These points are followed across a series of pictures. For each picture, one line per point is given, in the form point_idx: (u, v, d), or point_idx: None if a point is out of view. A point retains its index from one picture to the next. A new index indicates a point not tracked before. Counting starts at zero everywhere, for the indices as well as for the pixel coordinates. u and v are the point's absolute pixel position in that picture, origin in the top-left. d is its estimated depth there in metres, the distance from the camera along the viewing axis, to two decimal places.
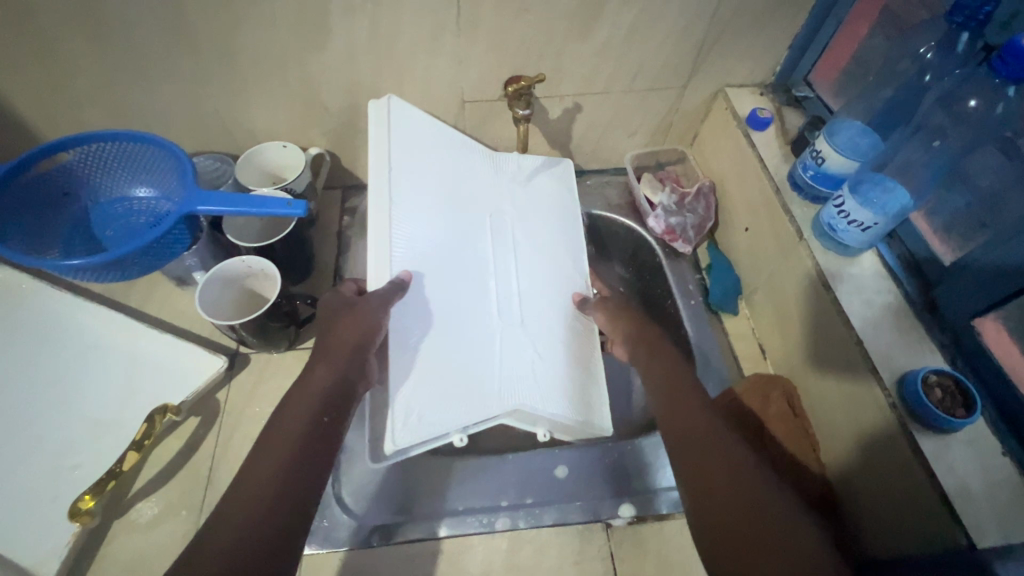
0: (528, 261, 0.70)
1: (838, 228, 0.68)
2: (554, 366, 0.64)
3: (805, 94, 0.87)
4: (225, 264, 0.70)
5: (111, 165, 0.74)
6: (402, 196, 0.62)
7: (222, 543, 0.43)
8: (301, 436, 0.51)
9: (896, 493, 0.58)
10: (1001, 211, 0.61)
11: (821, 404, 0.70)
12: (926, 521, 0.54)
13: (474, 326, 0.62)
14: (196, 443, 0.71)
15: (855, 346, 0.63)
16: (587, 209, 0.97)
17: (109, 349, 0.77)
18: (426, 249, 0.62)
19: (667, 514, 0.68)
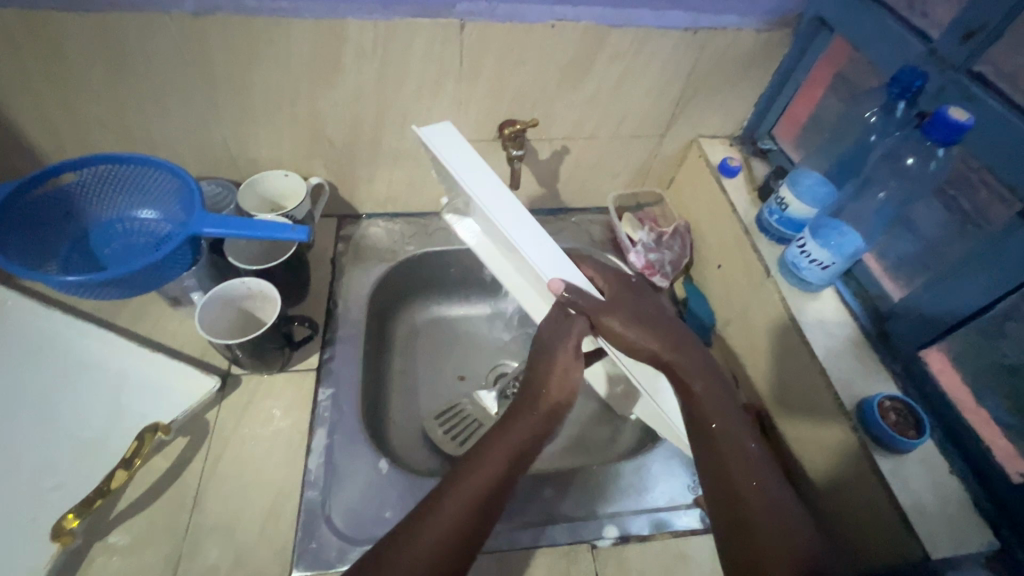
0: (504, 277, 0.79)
1: (801, 266, 0.74)
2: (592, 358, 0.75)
3: (769, 147, 0.95)
4: (226, 285, 0.73)
5: (117, 186, 0.76)
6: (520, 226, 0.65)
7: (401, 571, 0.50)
8: (486, 494, 0.56)
9: (860, 512, 0.63)
10: (941, 254, 0.69)
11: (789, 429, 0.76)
12: (890, 536, 0.59)
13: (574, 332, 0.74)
14: (183, 463, 0.71)
15: (818, 373, 0.69)
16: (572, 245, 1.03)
17: (98, 367, 0.77)
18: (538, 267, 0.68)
19: (649, 535, 0.71)
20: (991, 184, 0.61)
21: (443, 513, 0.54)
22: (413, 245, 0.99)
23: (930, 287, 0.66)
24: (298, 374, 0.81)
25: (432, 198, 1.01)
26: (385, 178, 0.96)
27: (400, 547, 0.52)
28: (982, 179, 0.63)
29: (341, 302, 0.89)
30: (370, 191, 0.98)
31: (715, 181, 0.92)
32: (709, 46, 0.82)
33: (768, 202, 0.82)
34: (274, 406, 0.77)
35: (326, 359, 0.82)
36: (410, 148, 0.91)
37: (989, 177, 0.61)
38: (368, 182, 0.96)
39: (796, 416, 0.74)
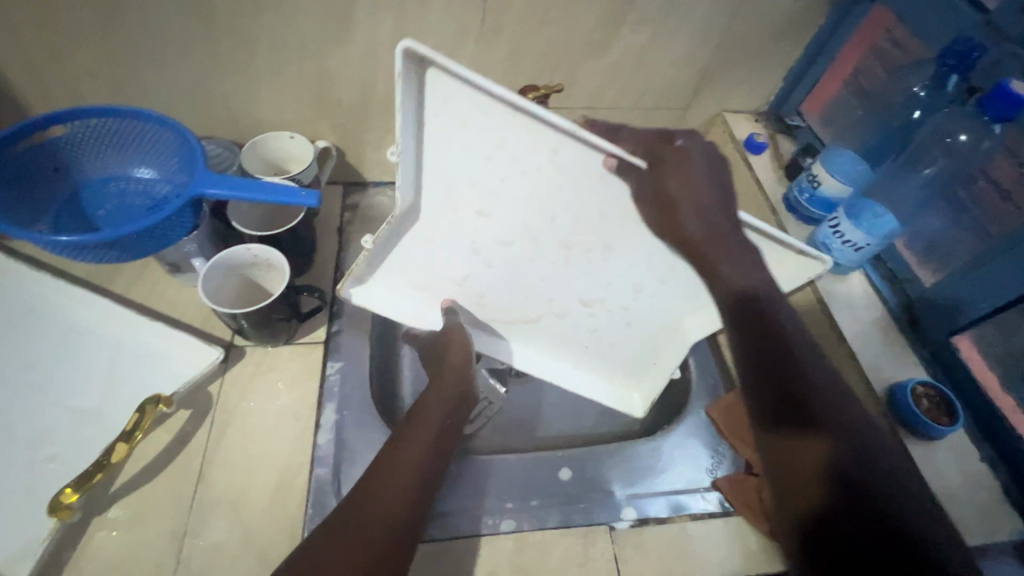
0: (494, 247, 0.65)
1: (832, 247, 0.72)
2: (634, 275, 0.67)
3: (797, 123, 0.92)
4: (230, 252, 0.68)
5: (110, 141, 0.71)
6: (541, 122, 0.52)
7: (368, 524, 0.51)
8: (428, 455, 0.58)
9: None
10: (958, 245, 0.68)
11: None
12: None
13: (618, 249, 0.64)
14: (186, 437, 0.68)
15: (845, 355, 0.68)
16: None
17: (93, 336, 0.73)
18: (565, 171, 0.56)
19: (667, 517, 0.69)
20: (1006, 172, 0.64)
21: (389, 481, 0.55)
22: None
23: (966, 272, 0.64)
24: (304, 347, 0.77)
25: None
26: (396, 144, 0.91)
27: (364, 507, 0.52)
28: (996, 164, 0.65)
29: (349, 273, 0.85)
30: (378, 157, 0.93)
31: (740, 157, 0.89)
32: (743, 12, 0.78)
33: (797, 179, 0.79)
34: (281, 380, 0.74)
35: (334, 332, 0.78)
36: None
37: (1001, 163, 0.64)
38: (377, 147, 0.91)
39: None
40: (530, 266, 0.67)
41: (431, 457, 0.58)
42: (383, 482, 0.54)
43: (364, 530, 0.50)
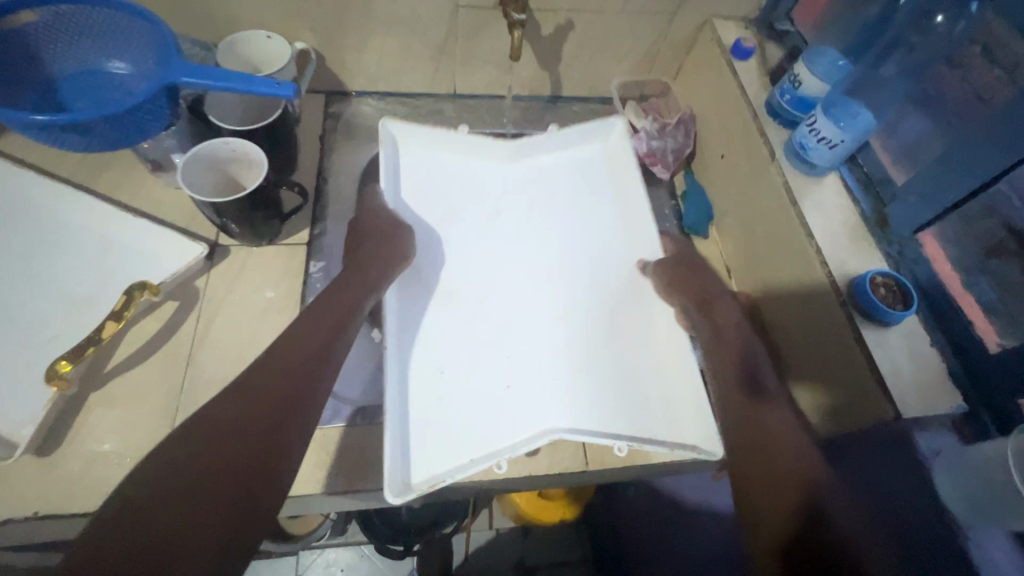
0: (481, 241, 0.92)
1: (808, 146, 0.72)
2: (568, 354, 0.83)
3: (786, 30, 0.90)
4: (208, 144, 0.69)
5: (84, 31, 0.70)
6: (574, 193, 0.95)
7: (220, 423, 0.49)
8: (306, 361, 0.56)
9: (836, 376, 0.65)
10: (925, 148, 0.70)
11: (774, 309, 0.76)
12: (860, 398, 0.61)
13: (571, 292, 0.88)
14: (175, 325, 0.71)
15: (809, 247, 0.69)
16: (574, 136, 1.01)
17: (79, 231, 0.74)
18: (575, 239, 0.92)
19: (633, 406, 0.73)
20: (985, 76, 0.64)
21: (259, 397, 0.52)
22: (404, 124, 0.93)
23: (934, 167, 0.65)
24: (287, 247, 0.79)
25: (426, 77, 0.96)
26: (377, 48, 0.89)
27: (229, 407, 0.50)
28: (966, 57, 0.66)
29: (329, 179, 0.87)
30: (359, 63, 0.91)
31: (726, 64, 0.87)
32: None
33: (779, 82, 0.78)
34: (265, 277, 0.76)
35: (316, 234, 0.81)
36: (402, 12, 0.84)
37: (984, 69, 0.64)
38: (357, 52, 0.89)
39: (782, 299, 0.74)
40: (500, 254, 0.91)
41: (301, 366, 0.56)
42: (253, 392, 0.52)
43: (229, 432, 0.48)
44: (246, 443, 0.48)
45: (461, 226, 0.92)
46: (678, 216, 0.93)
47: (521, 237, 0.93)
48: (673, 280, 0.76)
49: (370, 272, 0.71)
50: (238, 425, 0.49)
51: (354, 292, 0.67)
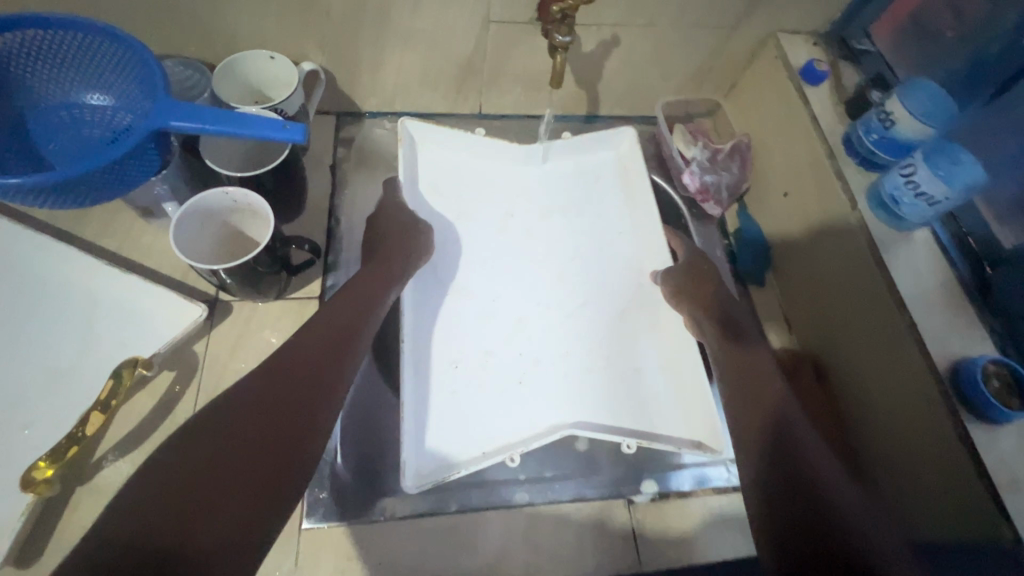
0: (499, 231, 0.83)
1: (902, 201, 0.62)
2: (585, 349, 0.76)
3: (865, 48, 0.78)
4: (205, 195, 0.59)
5: (57, 59, 0.59)
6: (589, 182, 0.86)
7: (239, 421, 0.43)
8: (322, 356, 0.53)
9: (932, 462, 0.58)
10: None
11: (832, 345, 0.71)
12: (963, 496, 0.55)
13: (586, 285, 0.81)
14: (172, 402, 0.62)
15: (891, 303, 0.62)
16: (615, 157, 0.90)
17: (60, 289, 0.65)
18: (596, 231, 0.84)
19: (689, 491, 0.67)
20: None
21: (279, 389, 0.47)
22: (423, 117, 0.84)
23: None
24: (297, 303, 0.70)
25: (449, 96, 0.85)
26: (395, 68, 0.78)
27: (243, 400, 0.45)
28: None
29: (344, 219, 0.78)
30: (375, 83, 0.80)
31: (794, 89, 0.76)
32: None
33: (864, 118, 0.68)
34: (273, 340, 0.67)
35: (329, 286, 0.72)
36: (425, 28, 0.73)
37: None
38: (373, 72, 0.78)
39: (842, 335, 0.70)
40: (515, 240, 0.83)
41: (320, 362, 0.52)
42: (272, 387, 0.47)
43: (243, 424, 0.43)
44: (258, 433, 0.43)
45: (483, 223, 0.83)
46: (732, 259, 0.83)
47: (533, 229, 0.84)
48: (684, 287, 0.71)
49: (392, 265, 0.67)
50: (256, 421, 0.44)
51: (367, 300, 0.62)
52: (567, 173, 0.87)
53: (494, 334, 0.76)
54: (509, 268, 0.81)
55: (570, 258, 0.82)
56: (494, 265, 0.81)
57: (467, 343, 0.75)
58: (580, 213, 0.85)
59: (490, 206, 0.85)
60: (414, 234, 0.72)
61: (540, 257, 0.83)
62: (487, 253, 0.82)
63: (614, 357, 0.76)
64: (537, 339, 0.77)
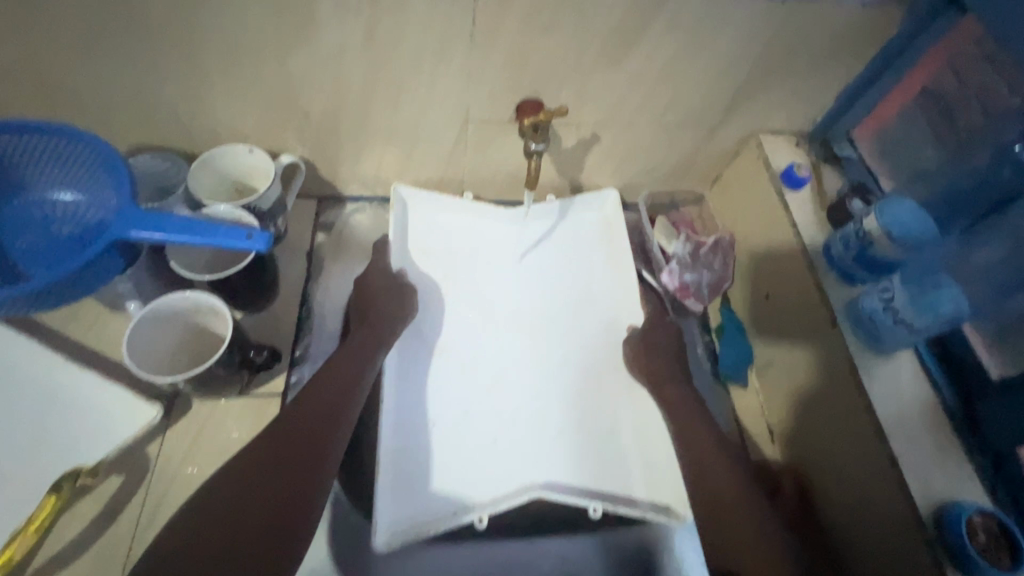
0: (491, 288, 0.83)
1: (881, 326, 0.61)
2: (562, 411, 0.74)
3: (846, 153, 0.78)
4: (166, 300, 0.59)
5: (32, 160, 0.61)
6: (566, 241, 0.87)
7: (227, 493, 0.49)
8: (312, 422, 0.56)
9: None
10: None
11: (812, 441, 0.68)
12: None
13: (564, 343, 0.79)
14: (117, 509, 0.60)
15: (872, 429, 0.60)
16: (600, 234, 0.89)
17: (17, 383, 0.64)
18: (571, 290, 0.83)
19: None
20: None
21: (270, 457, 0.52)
22: (416, 187, 0.84)
23: None
24: (259, 400, 0.68)
25: (430, 183, 0.85)
26: (375, 159, 0.79)
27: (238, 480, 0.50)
28: None
29: (316, 308, 0.76)
30: (356, 172, 0.81)
31: (776, 192, 0.75)
32: (796, 20, 0.63)
33: (842, 232, 0.67)
34: (230, 440, 0.65)
35: (292, 383, 0.70)
36: (405, 125, 0.73)
37: None
38: (355, 162, 0.79)
39: (822, 416, 0.67)
40: (499, 302, 0.82)
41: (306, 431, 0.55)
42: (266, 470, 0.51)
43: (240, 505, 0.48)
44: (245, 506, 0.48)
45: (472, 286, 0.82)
46: (714, 358, 0.80)
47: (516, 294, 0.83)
48: (649, 345, 0.73)
49: (380, 328, 0.69)
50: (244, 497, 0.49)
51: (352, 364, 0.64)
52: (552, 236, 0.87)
53: (471, 391, 0.74)
54: (488, 326, 0.80)
55: (549, 319, 0.81)
56: (475, 327, 0.79)
57: (443, 400, 0.72)
58: (560, 279, 0.85)
59: (476, 269, 0.84)
60: (399, 296, 0.74)
61: (519, 315, 0.82)
62: (471, 313, 0.80)
63: (587, 420, 0.73)
64: (511, 397, 0.75)
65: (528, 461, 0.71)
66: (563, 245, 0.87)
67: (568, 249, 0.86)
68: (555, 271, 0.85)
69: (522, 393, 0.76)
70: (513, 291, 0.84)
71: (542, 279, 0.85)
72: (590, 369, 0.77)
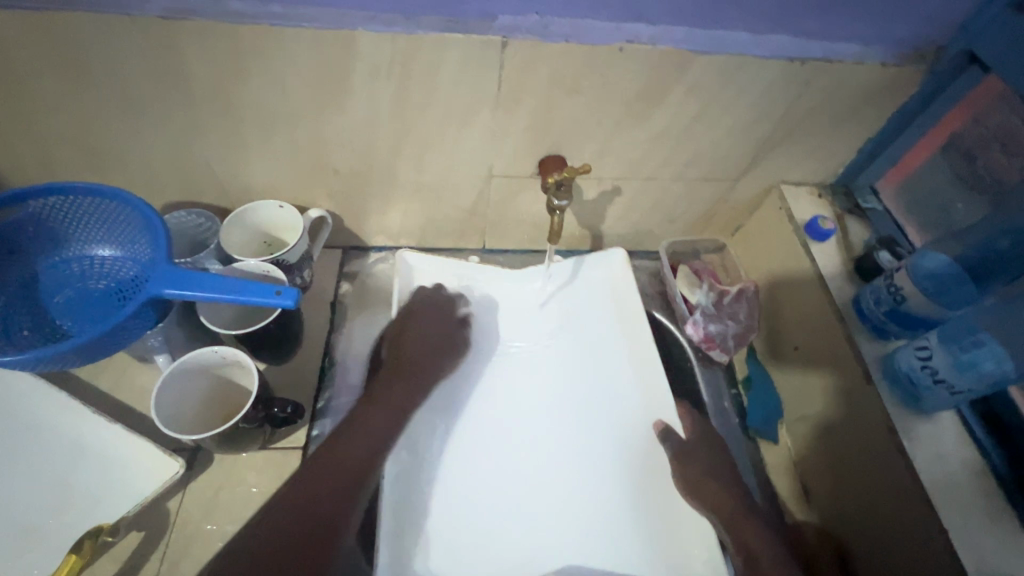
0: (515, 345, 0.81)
1: (920, 386, 0.59)
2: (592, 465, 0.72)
3: (871, 205, 0.78)
4: (195, 354, 0.60)
5: (72, 218, 0.63)
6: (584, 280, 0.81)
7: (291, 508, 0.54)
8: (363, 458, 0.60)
9: None
10: None
11: (845, 498, 0.66)
12: None
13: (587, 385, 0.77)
14: (136, 568, 0.60)
15: (920, 502, 0.56)
16: (608, 265, 0.80)
17: (44, 437, 0.65)
18: (591, 334, 0.79)
19: None
20: None
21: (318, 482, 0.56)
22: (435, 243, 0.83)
23: None
24: (279, 455, 0.67)
25: (453, 234, 0.86)
26: (400, 212, 0.80)
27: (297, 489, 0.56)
28: None
29: (339, 358, 0.77)
30: (380, 223, 0.82)
31: (800, 243, 0.75)
32: (816, 80, 0.64)
33: (873, 286, 0.66)
34: (249, 496, 0.65)
35: (314, 436, 0.69)
36: (431, 180, 0.75)
37: None
38: (380, 215, 0.81)
39: (852, 471, 0.65)
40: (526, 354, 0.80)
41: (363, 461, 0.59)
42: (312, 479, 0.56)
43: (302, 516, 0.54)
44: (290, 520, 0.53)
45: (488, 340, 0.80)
46: (741, 411, 0.78)
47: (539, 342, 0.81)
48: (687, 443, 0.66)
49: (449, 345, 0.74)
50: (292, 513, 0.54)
51: (373, 436, 0.62)
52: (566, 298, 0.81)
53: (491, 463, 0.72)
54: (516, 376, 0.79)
55: (580, 357, 0.79)
56: (526, 351, 0.81)
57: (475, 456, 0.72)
58: (582, 319, 0.80)
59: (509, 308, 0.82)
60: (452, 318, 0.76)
61: (550, 365, 0.79)
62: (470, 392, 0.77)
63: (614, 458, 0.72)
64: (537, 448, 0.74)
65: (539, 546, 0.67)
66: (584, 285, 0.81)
67: (589, 290, 0.81)
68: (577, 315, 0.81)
69: (517, 475, 0.72)
70: (545, 337, 0.81)
71: (570, 323, 0.81)
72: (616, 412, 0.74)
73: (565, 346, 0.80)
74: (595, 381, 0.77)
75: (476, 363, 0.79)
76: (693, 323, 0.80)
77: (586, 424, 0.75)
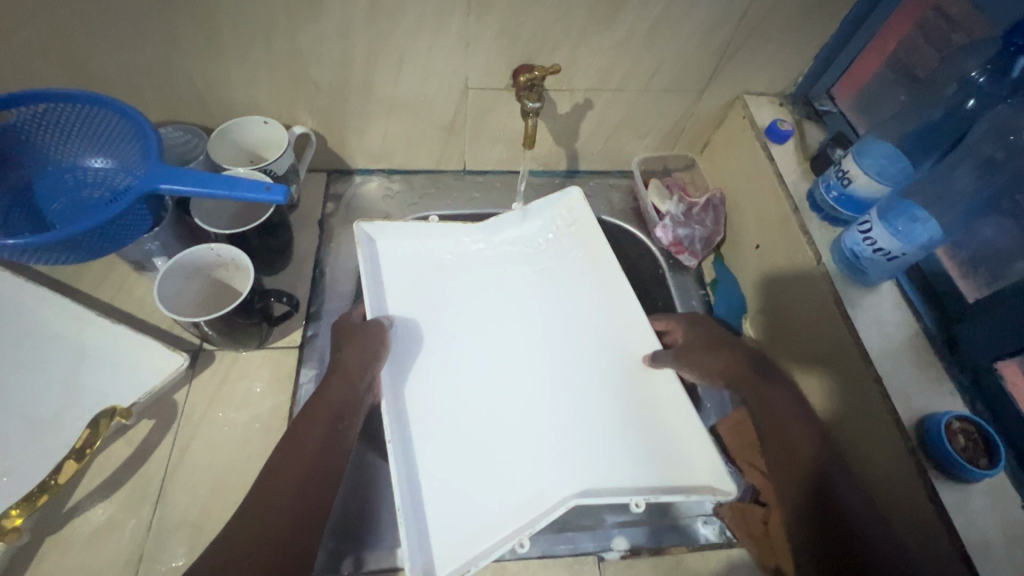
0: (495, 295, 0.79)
1: (862, 257, 0.64)
2: (576, 386, 0.72)
3: (826, 109, 0.83)
4: (192, 251, 0.64)
5: (59, 127, 0.65)
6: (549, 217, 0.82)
7: (271, 512, 0.51)
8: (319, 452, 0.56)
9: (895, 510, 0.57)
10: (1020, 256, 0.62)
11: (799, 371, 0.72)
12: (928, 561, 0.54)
13: (560, 317, 0.78)
14: (148, 450, 0.65)
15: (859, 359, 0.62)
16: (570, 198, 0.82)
17: (50, 339, 0.68)
18: (560, 267, 0.81)
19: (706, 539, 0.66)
20: None
21: (277, 490, 0.53)
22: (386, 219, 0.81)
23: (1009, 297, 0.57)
24: (277, 352, 0.72)
25: (433, 154, 0.89)
26: (381, 130, 0.84)
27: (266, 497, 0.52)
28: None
29: (329, 269, 0.81)
30: (362, 143, 0.85)
31: (760, 146, 0.80)
32: None
33: (824, 176, 0.71)
34: (251, 387, 0.70)
35: (309, 336, 0.74)
36: (408, 95, 0.78)
37: None
38: (360, 134, 0.84)
39: (803, 349, 0.71)
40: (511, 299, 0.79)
41: (320, 453, 0.56)
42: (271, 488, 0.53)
43: (269, 511, 0.51)
44: (261, 522, 0.50)
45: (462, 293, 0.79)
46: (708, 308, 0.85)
47: (517, 288, 0.80)
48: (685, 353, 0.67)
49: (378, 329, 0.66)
50: (261, 518, 0.50)
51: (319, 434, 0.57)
52: (519, 253, 0.82)
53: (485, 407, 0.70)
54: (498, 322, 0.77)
55: (554, 291, 0.80)
56: (510, 292, 0.80)
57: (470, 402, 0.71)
58: (551, 255, 0.82)
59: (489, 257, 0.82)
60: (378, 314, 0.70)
61: (530, 303, 0.79)
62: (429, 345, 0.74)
63: (599, 377, 0.73)
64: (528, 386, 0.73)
65: (542, 494, 0.64)
66: (547, 227, 0.83)
67: (557, 229, 0.83)
68: (549, 251, 0.82)
69: (513, 419, 0.70)
70: (524, 280, 0.81)
71: (541, 259, 0.82)
72: (592, 341, 0.75)
73: (540, 281, 0.81)
74: (570, 312, 0.78)
75: (455, 294, 0.78)
76: (660, 227, 0.87)
77: (568, 352, 0.75)
